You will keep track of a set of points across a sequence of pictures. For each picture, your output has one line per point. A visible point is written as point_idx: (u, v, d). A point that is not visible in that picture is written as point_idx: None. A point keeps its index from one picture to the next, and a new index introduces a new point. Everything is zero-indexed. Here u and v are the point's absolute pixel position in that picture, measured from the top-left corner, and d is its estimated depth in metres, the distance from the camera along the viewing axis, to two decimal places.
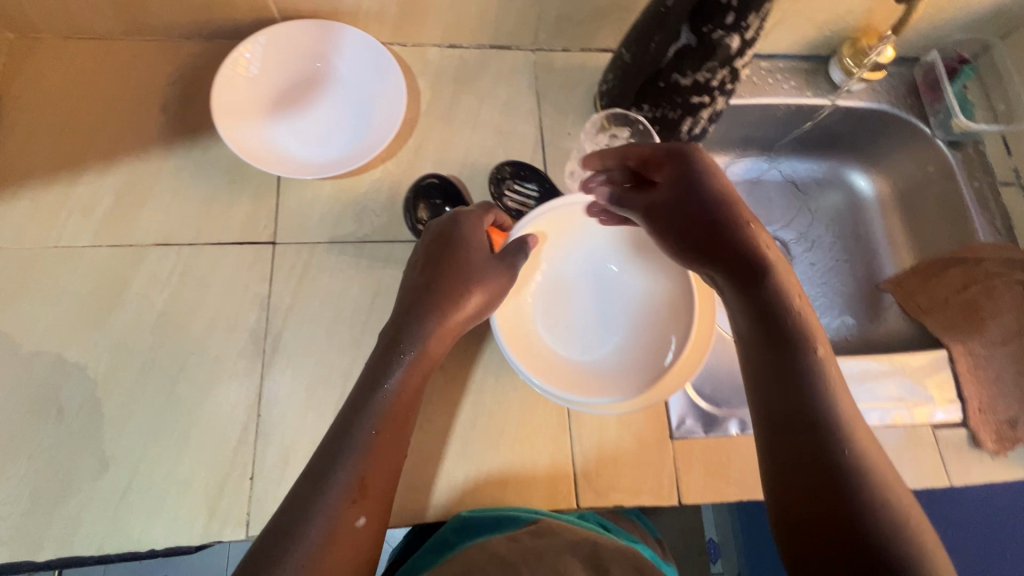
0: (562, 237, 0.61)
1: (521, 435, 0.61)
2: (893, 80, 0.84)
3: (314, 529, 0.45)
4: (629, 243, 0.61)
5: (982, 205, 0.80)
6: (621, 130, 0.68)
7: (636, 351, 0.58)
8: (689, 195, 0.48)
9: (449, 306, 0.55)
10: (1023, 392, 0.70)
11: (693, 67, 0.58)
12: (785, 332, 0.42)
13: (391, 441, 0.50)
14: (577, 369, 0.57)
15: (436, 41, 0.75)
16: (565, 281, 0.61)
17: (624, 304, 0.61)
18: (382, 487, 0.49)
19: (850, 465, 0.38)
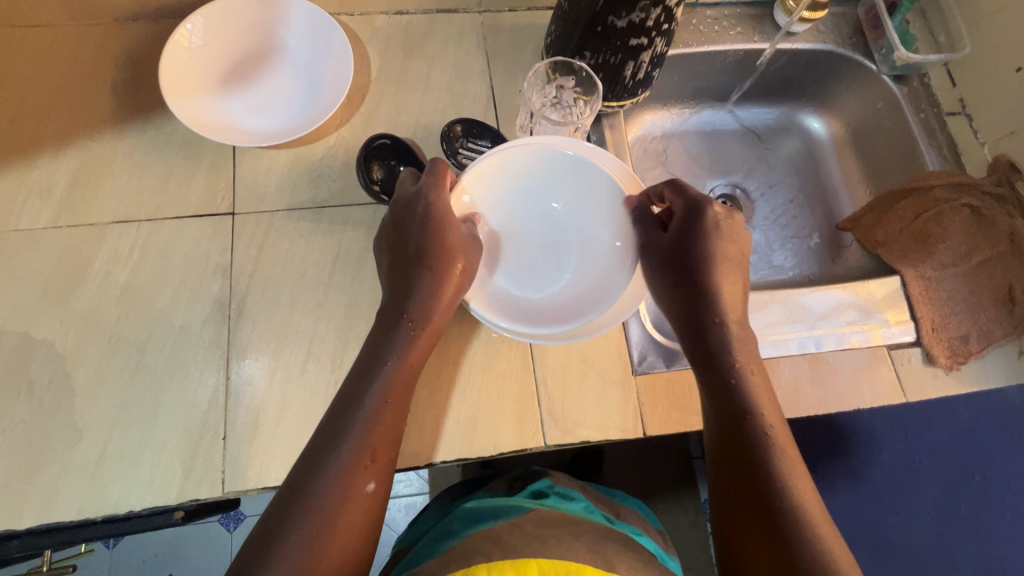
0: (500, 182, 0.62)
1: (487, 381, 0.62)
2: (838, 20, 0.86)
3: (328, 495, 0.47)
4: (570, 182, 0.62)
5: (930, 136, 0.82)
6: (567, 80, 0.69)
7: (591, 281, 0.62)
8: (693, 238, 0.59)
9: (442, 282, 0.55)
10: (974, 308, 0.72)
11: (628, 8, 0.59)
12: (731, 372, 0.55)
13: (396, 409, 0.52)
14: (535, 306, 0.61)
15: (383, 9, 0.76)
16: (511, 226, 0.64)
17: (572, 239, 0.64)
18: (390, 453, 0.51)
19: (782, 490, 0.49)
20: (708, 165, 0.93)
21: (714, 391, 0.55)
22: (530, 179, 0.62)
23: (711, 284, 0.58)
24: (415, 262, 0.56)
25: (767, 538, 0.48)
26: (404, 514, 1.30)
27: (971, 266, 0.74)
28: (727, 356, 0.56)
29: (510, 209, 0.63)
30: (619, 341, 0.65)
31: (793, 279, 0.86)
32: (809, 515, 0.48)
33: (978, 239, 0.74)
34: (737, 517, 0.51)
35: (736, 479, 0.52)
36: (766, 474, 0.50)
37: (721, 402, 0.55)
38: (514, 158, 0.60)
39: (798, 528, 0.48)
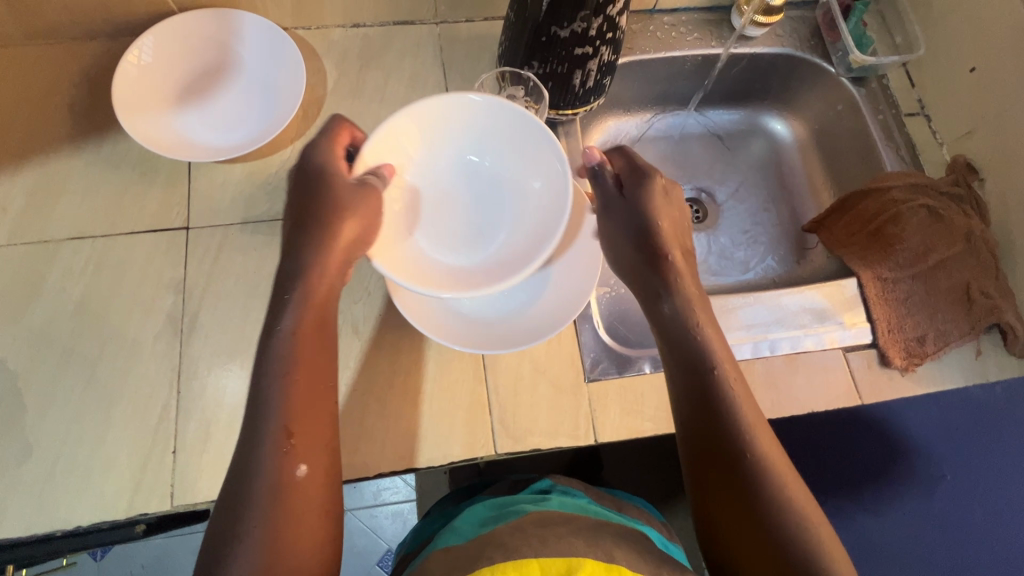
0: (415, 141, 0.57)
1: (438, 390, 0.62)
2: (796, 24, 0.86)
3: (263, 481, 0.46)
4: (487, 134, 0.59)
5: (889, 137, 0.82)
6: (517, 90, 0.70)
7: (523, 237, 0.58)
8: (644, 205, 0.58)
9: (323, 241, 0.53)
10: (930, 310, 0.72)
11: (569, 18, 0.60)
12: (687, 339, 0.55)
13: (306, 386, 0.49)
14: (466, 271, 0.57)
15: (339, 22, 0.77)
16: (435, 187, 0.60)
17: (501, 196, 0.61)
18: (317, 435, 0.49)
19: (753, 466, 0.50)
20: (670, 167, 0.93)
21: (676, 366, 0.55)
22: (445, 134, 0.58)
23: (660, 253, 0.58)
24: (302, 216, 0.54)
25: (745, 518, 0.49)
26: (392, 522, 1.30)
27: (927, 267, 0.73)
28: (684, 326, 0.56)
29: (426, 174, 0.60)
30: (571, 348, 0.65)
31: (758, 280, 0.86)
32: (778, 481, 0.49)
33: (940, 236, 0.73)
34: (715, 500, 0.51)
35: (704, 460, 0.51)
36: (733, 449, 0.50)
37: (685, 379, 0.54)
38: (430, 117, 0.56)
39: (770, 498, 0.48)
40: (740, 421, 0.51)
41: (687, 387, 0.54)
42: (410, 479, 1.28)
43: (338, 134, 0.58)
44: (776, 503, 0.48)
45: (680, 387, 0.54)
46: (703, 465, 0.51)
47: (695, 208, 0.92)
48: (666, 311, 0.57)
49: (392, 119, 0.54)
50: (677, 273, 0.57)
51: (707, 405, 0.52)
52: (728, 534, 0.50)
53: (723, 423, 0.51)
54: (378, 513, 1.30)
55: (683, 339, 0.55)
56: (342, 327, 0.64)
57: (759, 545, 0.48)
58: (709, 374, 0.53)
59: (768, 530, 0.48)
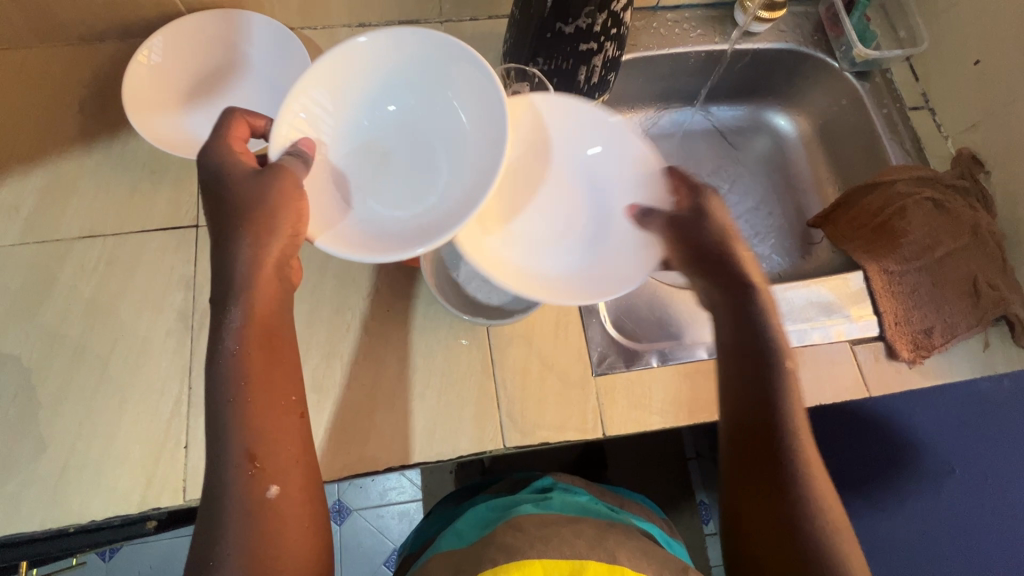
0: (329, 101, 0.56)
1: (447, 384, 0.63)
2: (799, 19, 0.86)
3: (234, 503, 0.45)
4: (402, 83, 0.58)
5: (893, 130, 0.82)
6: (522, 86, 0.70)
7: (467, 172, 0.57)
8: (703, 228, 0.57)
9: (254, 247, 0.49)
10: (937, 302, 0.72)
11: (575, 14, 0.60)
12: (758, 333, 0.56)
13: (270, 406, 0.48)
14: (421, 220, 0.56)
15: (345, 22, 0.78)
16: (359, 147, 0.59)
17: (433, 148, 0.60)
18: (286, 454, 0.48)
19: (795, 464, 0.52)
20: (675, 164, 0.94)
21: (736, 361, 0.56)
22: (356, 88, 0.57)
23: (732, 251, 0.57)
24: (218, 225, 0.50)
25: (771, 501, 0.52)
26: (399, 522, 1.30)
27: (933, 260, 0.73)
28: (757, 321, 0.56)
29: (348, 136, 0.58)
30: (579, 341, 0.66)
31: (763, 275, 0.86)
32: (813, 481, 0.51)
33: (948, 230, 0.73)
34: (742, 484, 0.54)
35: (749, 446, 0.54)
36: (779, 443, 0.52)
37: (750, 371, 0.55)
38: (337, 78, 0.55)
39: (799, 489, 0.51)
40: (790, 417, 0.53)
41: (744, 379, 0.55)
42: (417, 478, 1.29)
43: (231, 128, 0.54)
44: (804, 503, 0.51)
45: (737, 379, 0.56)
46: (747, 452, 0.54)
47: None
48: (729, 317, 0.57)
49: (292, 94, 0.53)
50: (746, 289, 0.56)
51: (763, 398, 0.54)
52: (752, 513, 0.52)
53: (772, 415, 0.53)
54: (384, 513, 1.31)
55: (749, 337, 0.56)
56: (351, 322, 0.64)
57: (778, 535, 0.50)
58: (776, 372, 0.54)
59: (791, 515, 0.50)
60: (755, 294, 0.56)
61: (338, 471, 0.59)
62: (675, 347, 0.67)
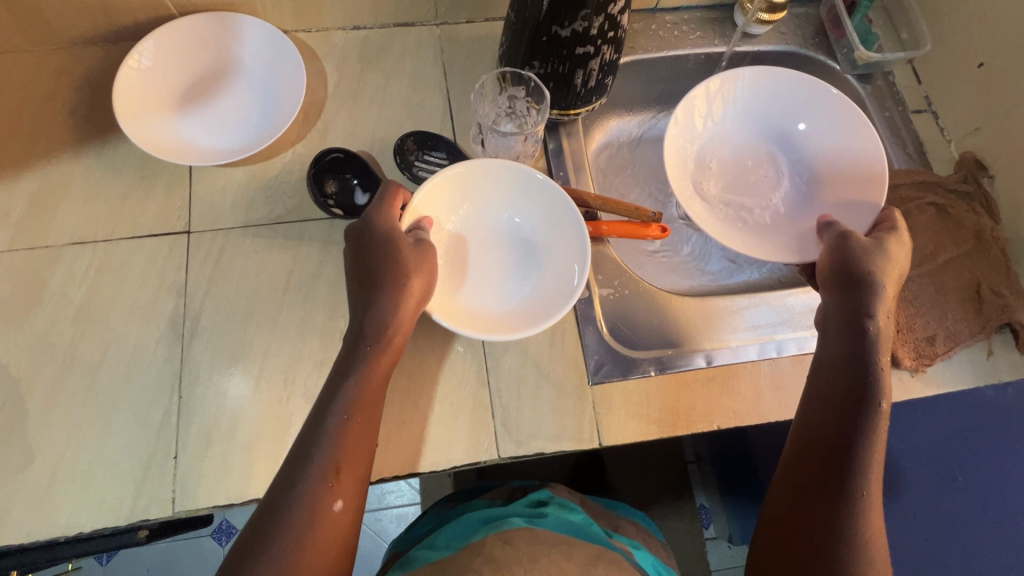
0: (470, 191, 0.62)
1: (440, 393, 0.62)
2: (799, 21, 0.86)
3: (300, 510, 0.47)
4: (530, 200, 0.62)
5: (895, 133, 0.81)
6: (518, 90, 0.70)
7: (546, 289, 0.60)
8: (870, 258, 0.62)
9: (395, 299, 0.53)
10: (942, 309, 0.70)
11: (570, 18, 0.59)
12: (866, 364, 0.58)
13: (362, 427, 0.51)
14: (495, 316, 0.59)
15: (340, 25, 0.77)
16: (476, 236, 0.63)
17: (534, 254, 0.63)
18: (358, 471, 0.50)
19: (858, 486, 0.54)
20: None
21: (836, 381, 0.59)
22: (498, 189, 0.62)
23: (875, 289, 0.61)
24: (366, 270, 0.54)
25: (818, 521, 0.54)
26: (397, 526, 1.29)
27: (937, 266, 0.72)
28: (869, 356, 0.59)
29: (473, 225, 0.63)
30: (576, 349, 0.65)
31: (763, 281, 0.82)
32: (869, 505, 0.54)
33: (949, 237, 0.73)
34: (803, 493, 0.56)
35: (820, 455, 0.57)
36: (853, 463, 0.55)
37: (846, 391, 0.58)
38: (485, 178, 0.61)
39: (854, 523, 0.53)
40: (870, 447, 0.55)
41: (839, 409, 0.57)
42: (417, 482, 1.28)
43: (395, 189, 0.58)
44: (856, 520, 0.53)
45: (829, 394, 0.59)
46: (816, 458, 0.57)
47: None
48: (850, 350, 0.60)
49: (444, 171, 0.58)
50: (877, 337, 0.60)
51: (851, 421, 0.57)
52: (801, 513, 0.56)
53: (852, 449, 0.56)
54: (383, 517, 1.30)
55: (856, 375, 0.58)
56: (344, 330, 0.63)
57: (821, 536, 0.53)
58: (874, 404, 0.57)
59: (837, 531, 0.53)
60: (880, 343, 0.59)
61: None
62: (673, 355, 0.66)
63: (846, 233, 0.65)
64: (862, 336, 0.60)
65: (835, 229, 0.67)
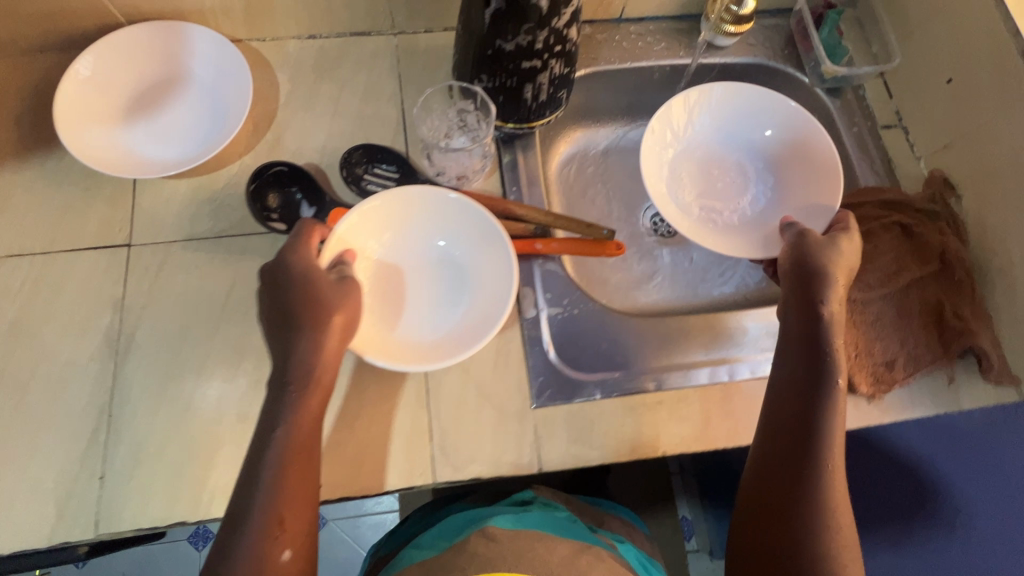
0: (388, 222, 0.60)
1: (378, 415, 0.60)
2: (768, 32, 0.83)
3: (245, 564, 0.46)
4: (453, 222, 0.61)
5: (863, 149, 0.79)
6: (467, 103, 0.70)
7: (478, 309, 0.59)
8: (824, 254, 0.61)
9: (319, 336, 0.52)
10: (902, 333, 0.68)
11: (513, 32, 0.58)
12: (821, 348, 0.58)
13: (301, 473, 0.50)
14: (429, 345, 0.58)
15: (294, 34, 0.76)
16: (402, 266, 0.62)
17: (464, 277, 0.61)
18: (303, 517, 0.49)
19: (819, 468, 0.54)
20: (639, 185, 0.88)
21: (794, 369, 0.59)
22: (417, 215, 0.61)
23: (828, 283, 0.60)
24: (284, 314, 0.52)
25: (782, 531, 0.53)
26: (374, 534, 1.28)
27: (899, 288, 0.70)
28: (824, 342, 0.58)
29: (397, 254, 0.62)
30: (520, 371, 0.63)
31: (729, 298, 0.83)
32: (831, 487, 0.54)
33: (913, 258, 0.71)
34: (767, 480, 0.56)
35: (781, 443, 0.56)
36: (812, 448, 0.55)
37: (805, 379, 0.58)
38: (405, 206, 0.60)
39: (817, 518, 0.53)
40: (829, 429, 0.55)
41: (797, 396, 0.57)
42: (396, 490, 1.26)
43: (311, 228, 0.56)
44: (819, 502, 0.53)
45: (787, 382, 0.59)
46: (778, 447, 0.56)
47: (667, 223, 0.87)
48: (808, 339, 0.59)
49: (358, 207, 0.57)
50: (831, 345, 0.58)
51: (810, 407, 0.56)
52: (765, 498, 0.55)
53: (808, 458, 0.55)
54: (361, 523, 1.29)
55: (810, 383, 0.57)
56: None
57: (786, 521, 0.53)
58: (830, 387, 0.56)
59: (801, 516, 0.53)
60: (837, 364, 0.57)
61: None
62: (621, 378, 0.64)
63: (804, 231, 0.64)
64: (818, 327, 0.59)
65: (793, 229, 0.65)
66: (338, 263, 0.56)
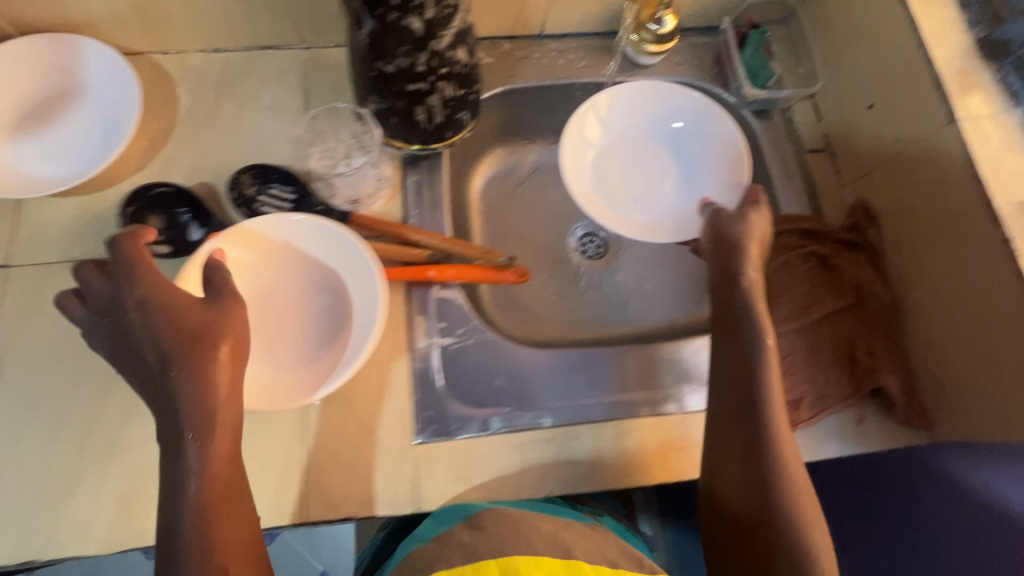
0: (242, 259, 0.58)
1: (250, 449, 0.58)
2: (697, 51, 0.81)
3: None
4: (312, 247, 0.59)
5: (787, 175, 0.75)
6: (355, 125, 0.67)
7: (351, 330, 0.57)
8: (737, 224, 0.62)
9: (207, 373, 0.47)
10: (814, 370, 0.65)
11: (391, 54, 0.55)
12: (739, 311, 0.59)
13: (229, 503, 0.48)
14: (302, 378, 0.55)
15: (199, 47, 0.73)
16: (264, 301, 0.58)
17: (331, 303, 0.59)
18: (243, 548, 0.47)
19: (761, 424, 0.54)
20: (564, 207, 0.86)
21: (726, 338, 0.59)
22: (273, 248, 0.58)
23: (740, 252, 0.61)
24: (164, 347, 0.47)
25: (741, 494, 0.54)
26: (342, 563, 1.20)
27: (812, 321, 0.66)
28: (743, 305, 0.59)
29: (257, 289, 0.59)
30: (404, 406, 0.61)
31: (652, 325, 0.81)
32: (778, 443, 0.54)
33: (829, 291, 0.67)
34: (720, 448, 0.56)
35: (722, 412, 0.57)
36: (751, 410, 0.55)
37: (730, 346, 0.58)
38: (258, 240, 0.58)
39: (770, 476, 0.53)
40: (765, 386, 0.56)
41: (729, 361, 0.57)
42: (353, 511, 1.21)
43: (134, 245, 0.51)
44: (771, 459, 0.53)
45: (721, 354, 0.59)
46: (722, 416, 0.56)
47: (595, 243, 0.85)
48: (733, 304, 0.60)
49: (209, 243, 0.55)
50: (757, 316, 0.58)
51: (742, 371, 0.56)
52: (721, 467, 0.55)
53: (753, 418, 0.55)
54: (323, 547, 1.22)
55: (741, 350, 0.57)
56: None
57: (746, 487, 0.54)
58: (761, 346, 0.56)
59: (758, 474, 0.53)
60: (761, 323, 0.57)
61: (115, 543, 0.54)
62: (512, 414, 0.62)
63: (718, 209, 0.64)
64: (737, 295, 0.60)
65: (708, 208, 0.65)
66: (213, 289, 0.51)
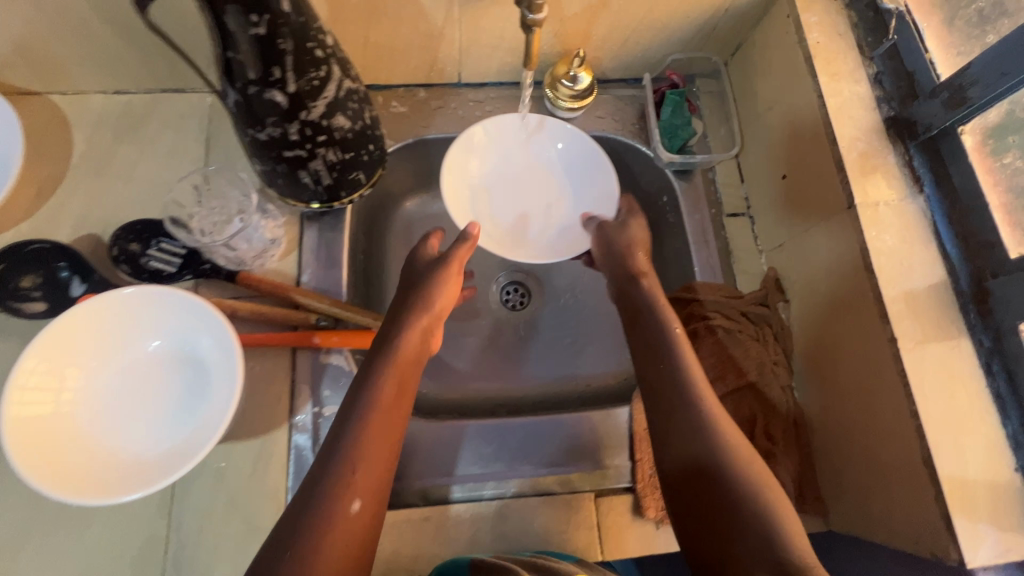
0: (83, 343, 0.53)
1: (113, 522, 0.56)
2: (621, 104, 0.78)
3: (303, 538, 0.42)
4: (163, 318, 0.55)
5: (703, 239, 0.73)
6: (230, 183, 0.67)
7: (217, 398, 0.54)
8: (619, 234, 0.67)
9: (412, 315, 0.57)
10: None
11: (259, 123, 0.52)
12: (637, 307, 0.61)
13: (382, 427, 0.49)
14: (169, 456, 0.52)
15: (98, 88, 0.71)
16: (114, 383, 0.55)
17: (189, 375, 0.56)
18: (379, 470, 0.47)
19: (691, 402, 0.53)
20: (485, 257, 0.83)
21: (639, 335, 0.60)
22: (117, 325, 0.54)
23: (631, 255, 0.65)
24: (424, 294, 0.58)
25: (708, 476, 0.50)
26: None
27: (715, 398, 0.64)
28: (642, 301, 0.61)
29: (107, 372, 0.55)
30: (277, 478, 0.59)
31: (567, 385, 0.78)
32: (716, 419, 0.52)
33: (735, 366, 0.65)
34: (666, 434, 0.53)
35: (658, 404, 0.55)
36: (680, 393, 0.54)
37: (643, 340, 0.59)
38: (100, 319, 0.53)
39: (722, 452, 0.50)
40: (685, 370, 0.55)
41: (649, 355, 0.57)
42: None
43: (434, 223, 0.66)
44: (716, 435, 0.51)
45: (639, 352, 0.59)
46: (659, 407, 0.55)
47: (519, 293, 0.83)
48: (638, 301, 0.62)
49: (26, 349, 0.50)
50: (659, 308, 0.60)
51: (661, 363, 0.56)
52: (675, 448, 0.52)
53: (684, 398, 0.54)
54: None
55: (655, 343, 0.58)
56: None
57: (709, 470, 0.50)
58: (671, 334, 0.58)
59: (710, 447, 0.51)
60: (665, 314, 0.59)
61: None
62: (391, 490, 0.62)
63: (602, 223, 0.69)
64: (637, 294, 0.62)
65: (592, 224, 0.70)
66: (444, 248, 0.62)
